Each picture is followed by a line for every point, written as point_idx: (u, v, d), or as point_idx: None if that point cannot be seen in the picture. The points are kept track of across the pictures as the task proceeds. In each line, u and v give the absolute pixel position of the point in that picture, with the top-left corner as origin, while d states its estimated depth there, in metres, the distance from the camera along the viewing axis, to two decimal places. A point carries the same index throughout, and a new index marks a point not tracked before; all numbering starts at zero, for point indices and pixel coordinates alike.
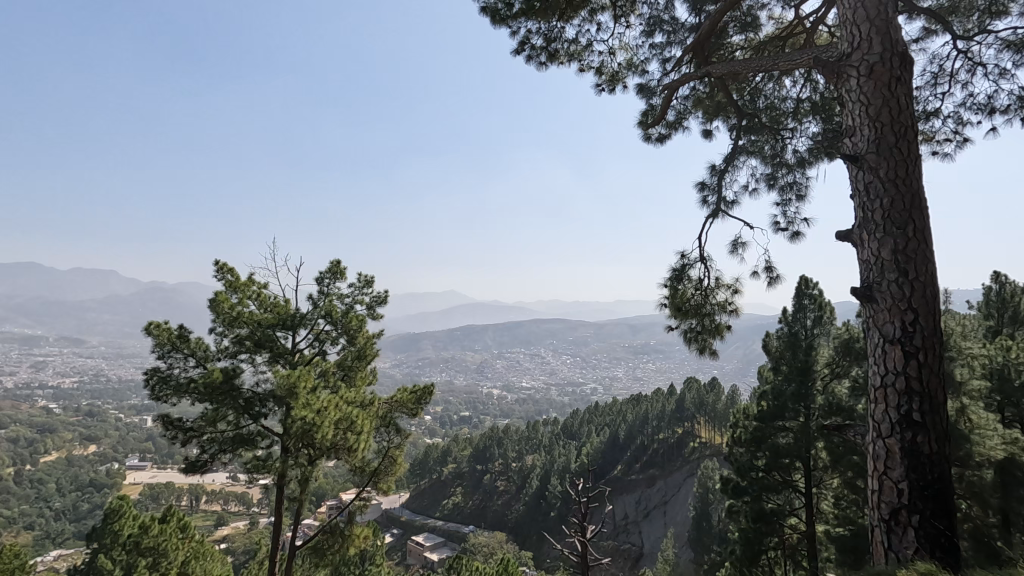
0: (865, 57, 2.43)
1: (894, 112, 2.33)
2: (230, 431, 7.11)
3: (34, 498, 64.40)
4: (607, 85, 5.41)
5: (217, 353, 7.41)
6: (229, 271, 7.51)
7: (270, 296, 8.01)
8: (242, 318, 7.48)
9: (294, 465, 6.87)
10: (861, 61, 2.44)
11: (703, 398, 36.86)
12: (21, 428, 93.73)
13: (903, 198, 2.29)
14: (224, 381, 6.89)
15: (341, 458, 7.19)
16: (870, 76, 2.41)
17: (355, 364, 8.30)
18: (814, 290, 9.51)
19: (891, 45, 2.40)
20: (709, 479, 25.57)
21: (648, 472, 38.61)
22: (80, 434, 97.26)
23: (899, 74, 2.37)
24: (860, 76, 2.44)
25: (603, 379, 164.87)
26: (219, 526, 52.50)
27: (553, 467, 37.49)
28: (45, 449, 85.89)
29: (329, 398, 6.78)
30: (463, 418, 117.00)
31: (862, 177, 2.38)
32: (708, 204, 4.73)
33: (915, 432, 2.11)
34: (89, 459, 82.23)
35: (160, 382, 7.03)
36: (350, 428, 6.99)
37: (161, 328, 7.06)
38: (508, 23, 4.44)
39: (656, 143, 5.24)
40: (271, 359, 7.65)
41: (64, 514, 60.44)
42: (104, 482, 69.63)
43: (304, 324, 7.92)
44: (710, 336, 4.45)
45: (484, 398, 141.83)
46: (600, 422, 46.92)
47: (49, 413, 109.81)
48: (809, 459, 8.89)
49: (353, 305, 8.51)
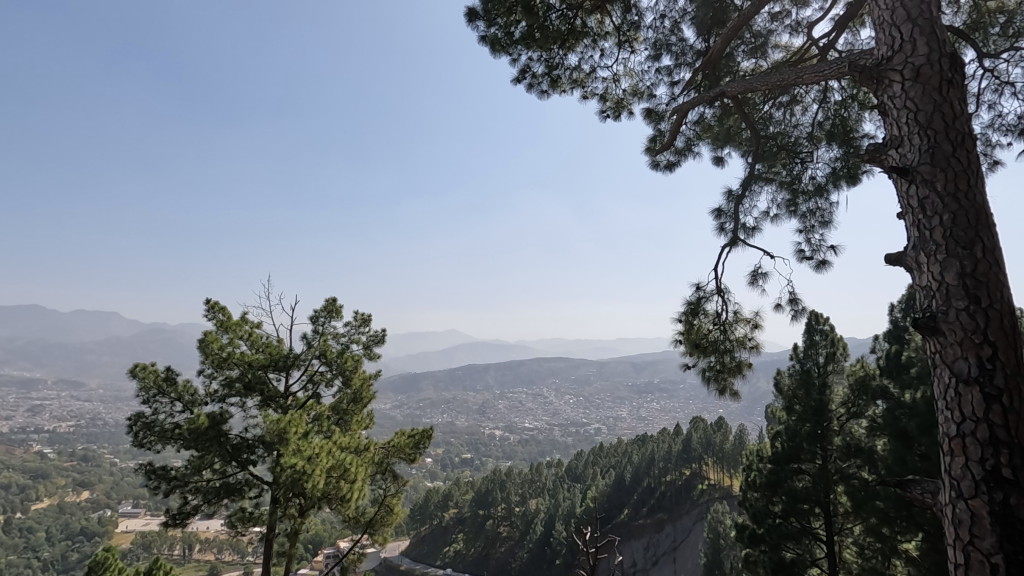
0: (908, 59, 2.28)
1: (948, 117, 2.14)
2: (217, 480, 6.87)
3: (23, 548, 62.36)
4: (611, 112, 5.32)
5: (205, 397, 7.10)
6: (221, 310, 7.28)
7: (262, 336, 7.77)
8: (232, 359, 7.22)
9: (283, 517, 6.50)
10: (904, 64, 2.29)
11: (711, 438, 36.09)
12: (14, 474, 91.61)
13: (968, 213, 2.07)
14: (211, 427, 6.55)
15: (334, 508, 6.80)
16: (915, 80, 2.25)
17: (350, 407, 7.93)
18: (825, 326, 9.17)
19: (937, 47, 2.24)
20: (719, 523, 24.67)
21: (656, 517, 37.16)
22: (73, 479, 95.12)
23: (951, 77, 2.19)
24: (904, 80, 2.28)
25: (608, 418, 162.65)
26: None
27: (558, 512, 36.22)
28: (37, 496, 83.61)
29: (322, 444, 6.41)
30: (465, 459, 114.63)
31: (916, 193, 2.18)
32: (725, 232, 4.58)
33: (1008, 493, 1.80)
34: (81, 506, 80.08)
35: (143, 429, 6.71)
36: (343, 476, 6.61)
37: (148, 370, 6.79)
38: (507, 51, 4.36)
39: (665, 170, 5.12)
40: (262, 402, 7.33)
41: (52, 565, 58.42)
42: (96, 530, 67.55)
43: (298, 365, 7.63)
44: (730, 374, 4.17)
45: (486, 438, 139.44)
46: (605, 464, 45.68)
47: (43, 457, 107.79)
48: (829, 504, 8.41)
49: (349, 344, 8.26)
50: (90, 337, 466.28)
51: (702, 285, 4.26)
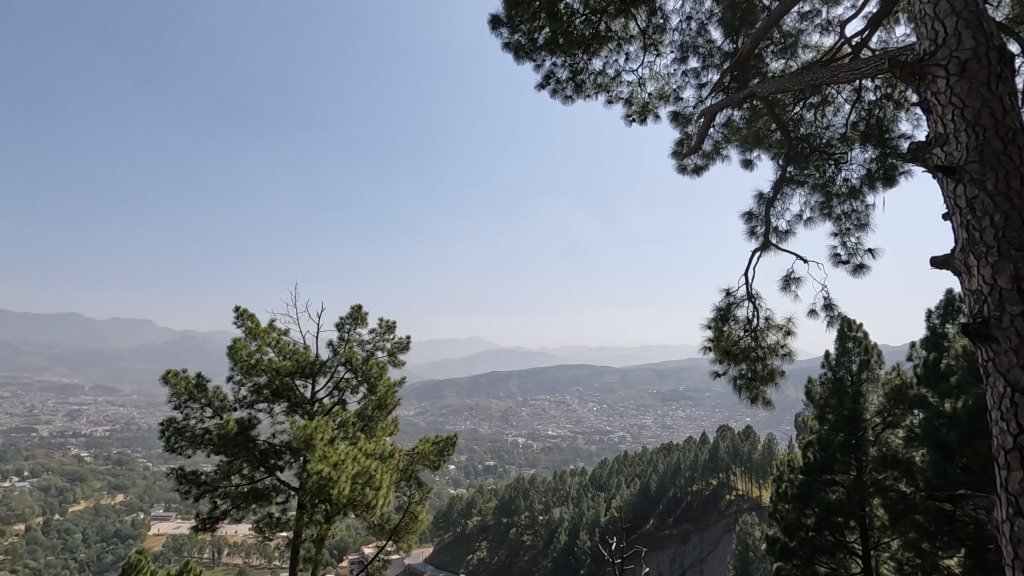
0: (953, 53, 2.20)
1: (1001, 112, 2.04)
2: (245, 485, 6.97)
3: (60, 548, 64.20)
4: (637, 117, 5.29)
5: (235, 403, 7.24)
6: (250, 317, 7.44)
7: (289, 343, 7.90)
8: (260, 366, 7.36)
9: (310, 522, 6.58)
10: (949, 59, 2.20)
11: (738, 447, 35.40)
12: (53, 477, 94.66)
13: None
14: (239, 433, 6.64)
15: (360, 514, 6.84)
16: (962, 74, 2.16)
17: (374, 414, 7.97)
18: (858, 332, 8.88)
19: (985, 40, 2.15)
20: (749, 534, 24.09)
21: (682, 527, 36.48)
22: (108, 483, 97.65)
23: (1000, 71, 2.09)
24: (950, 74, 2.20)
25: (632, 426, 161.02)
26: None
27: (583, 521, 35.81)
28: (74, 498, 86.16)
29: (347, 451, 6.46)
30: (488, 467, 114.38)
31: (966, 193, 2.09)
32: (756, 235, 4.49)
33: None
34: (116, 509, 82.29)
35: (175, 434, 6.84)
36: (368, 483, 6.65)
37: (179, 376, 6.93)
38: (531, 58, 4.37)
39: (692, 174, 5.06)
40: (289, 409, 7.40)
41: (88, 566, 60.11)
42: (129, 532, 69.35)
43: (323, 372, 7.72)
44: (762, 383, 4.05)
45: (509, 446, 139.16)
46: (630, 473, 45.11)
47: (80, 461, 111.15)
48: (865, 517, 8.11)
49: (374, 351, 8.33)
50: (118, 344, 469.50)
51: (732, 291, 4.18)
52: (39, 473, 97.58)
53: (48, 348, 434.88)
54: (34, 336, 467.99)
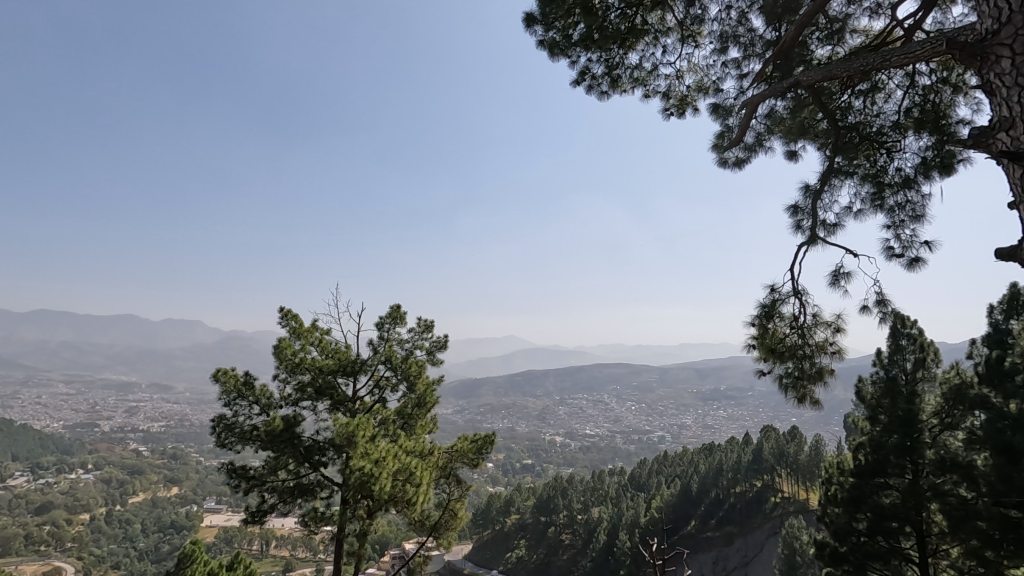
0: (1016, 33, 2.07)
1: None
2: (290, 481, 7.19)
3: (122, 537, 67.75)
4: (675, 111, 5.20)
5: (280, 401, 7.47)
6: (294, 317, 7.66)
7: (331, 342, 8.09)
8: (304, 365, 7.59)
9: (353, 517, 6.76)
10: (1012, 38, 2.08)
11: (784, 448, 34.33)
12: (114, 469, 100.21)
13: None
14: (285, 430, 6.91)
15: (400, 510, 6.95)
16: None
17: (414, 412, 8.08)
18: (912, 329, 8.48)
19: None
20: (796, 539, 23.30)
21: (725, 530, 35.65)
22: (164, 476, 102.46)
23: None
24: (1015, 55, 2.07)
25: (672, 426, 158.44)
26: (287, 573, 52.89)
27: (622, 521, 35.39)
28: (134, 490, 90.90)
29: (388, 448, 6.57)
30: (526, 465, 114.56)
31: None
32: (802, 229, 4.34)
33: None
34: (171, 501, 86.35)
35: (225, 430, 7.14)
36: (410, 480, 6.78)
37: (228, 374, 7.17)
38: (566, 54, 4.37)
39: (733, 168, 4.94)
40: (331, 406, 7.59)
41: (146, 555, 63.34)
42: (184, 524, 72.64)
43: (364, 370, 7.89)
44: (810, 382, 3.93)
45: (547, 444, 139.02)
46: (670, 473, 44.38)
47: (139, 455, 117.17)
48: (922, 523, 7.72)
49: (413, 350, 8.45)
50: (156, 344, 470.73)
51: (777, 287, 4.07)
52: (102, 466, 103.40)
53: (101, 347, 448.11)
54: (94, 336, 467.67)
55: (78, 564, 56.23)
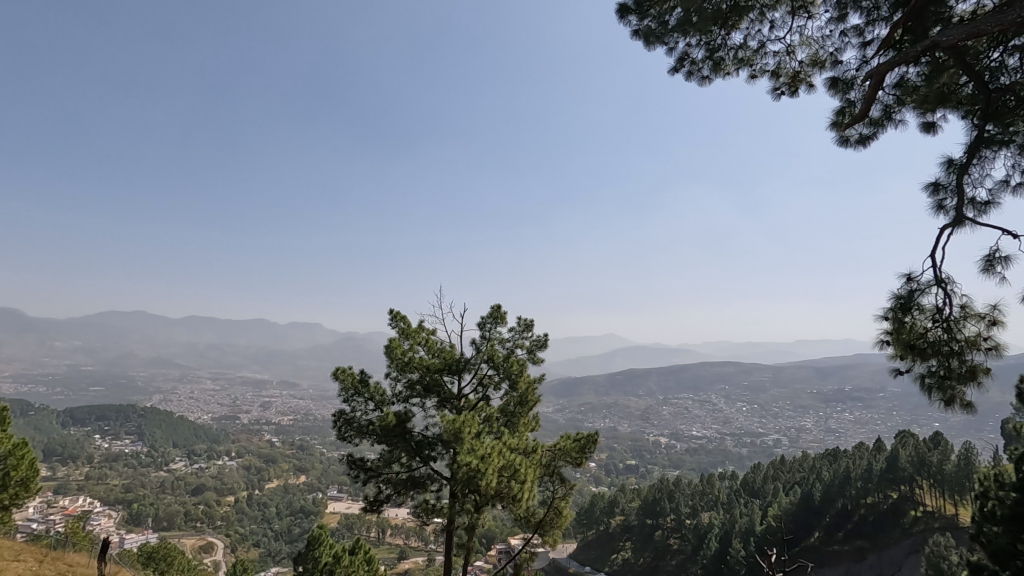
0: None
1: None
2: (404, 473, 7.67)
3: (261, 518, 75.76)
4: (787, 89, 4.84)
5: (393, 397, 7.93)
6: (402, 319, 8.14)
7: (438, 341, 8.51)
8: (413, 363, 8.03)
9: (462, 510, 7.07)
10: None
11: (924, 457, 30.77)
12: (253, 458, 112.21)
13: None
14: (397, 425, 7.37)
15: (506, 507, 7.08)
16: None
17: (517, 410, 8.20)
18: None
19: None
20: (942, 558, 20.83)
21: (855, 544, 32.61)
22: (294, 465, 112.93)
23: None
24: None
25: (789, 430, 147.37)
26: (402, 560, 56.08)
27: (735, 529, 33.57)
28: (269, 476, 101.19)
29: (493, 445, 6.73)
30: (630, 466, 112.11)
31: None
32: (946, 208, 3.86)
33: None
34: (301, 489, 94.95)
35: (346, 425, 7.75)
36: (514, 476, 6.88)
37: (347, 373, 7.81)
38: (663, 41, 4.29)
39: (855, 146, 4.53)
40: (439, 404, 7.93)
41: (281, 535, 70.18)
42: (311, 509, 79.49)
43: (468, 369, 8.12)
44: (960, 385, 3.45)
45: (651, 445, 135.30)
46: (789, 480, 41.36)
47: (272, 445, 129.99)
48: None
49: (514, 349, 8.59)
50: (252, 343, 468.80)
51: (915, 277, 3.68)
52: (242, 454, 116.05)
53: (218, 344, 465.99)
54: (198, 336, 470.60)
55: (226, 540, 63.62)
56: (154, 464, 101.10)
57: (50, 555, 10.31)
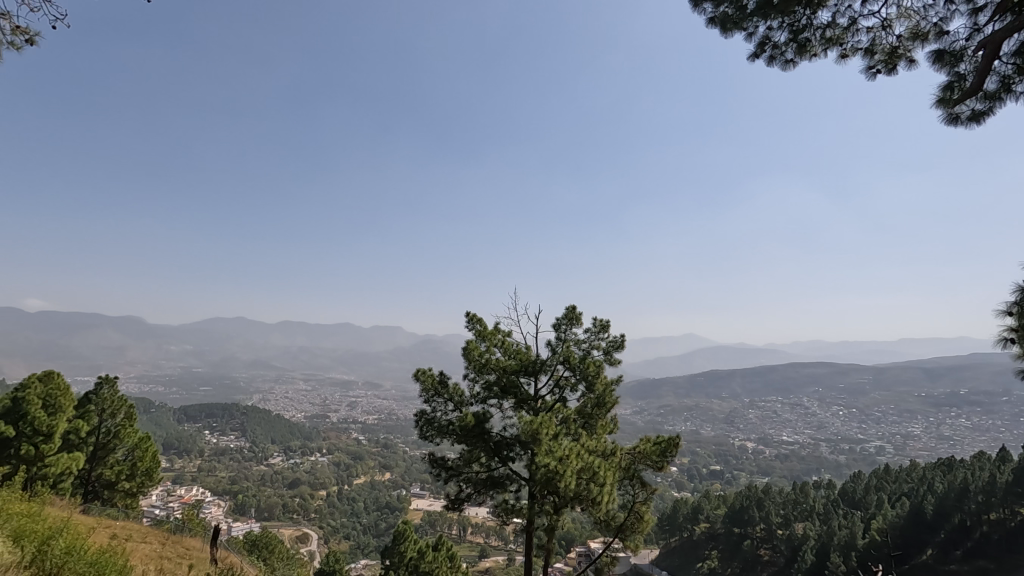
0: None
1: None
2: (483, 473, 7.81)
3: (350, 512, 79.77)
4: (884, 67, 4.47)
5: (470, 399, 8.12)
6: (478, 321, 8.29)
7: (513, 343, 8.58)
8: (489, 365, 8.16)
9: (541, 512, 7.07)
10: None
11: None
12: (342, 454, 118.46)
13: None
14: (476, 425, 7.52)
15: (586, 509, 7.03)
16: None
17: (594, 412, 8.09)
18: None
19: None
20: None
21: (976, 565, 29.49)
22: (379, 462, 118.00)
23: None
24: None
25: (894, 436, 135.29)
26: (482, 558, 57.06)
27: (832, 541, 31.31)
28: (357, 472, 106.37)
29: (571, 447, 6.70)
30: (714, 471, 107.52)
31: None
32: None
33: None
34: (386, 485, 99.07)
35: (427, 424, 8.05)
36: (593, 479, 6.79)
37: (427, 374, 8.08)
38: (741, 27, 4.19)
39: (965, 125, 4.13)
40: (516, 405, 8.01)
41: (369, 529, 73.41)
42: (396, 505, 82.71)
43: (544, 371, 8.16)
44: None
45: (736, 450, 129.10)
46: (895, 491, 38.02)
47: (359, 443, 136.65)
48: None
49: (590, 350, 8.51)
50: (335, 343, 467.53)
51: None
52: (332, 451, 122.76)
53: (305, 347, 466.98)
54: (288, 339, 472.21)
55: (319, 532, 67.40)
56: (256, 459, 109.24)
57: (171, 538, 11.47)
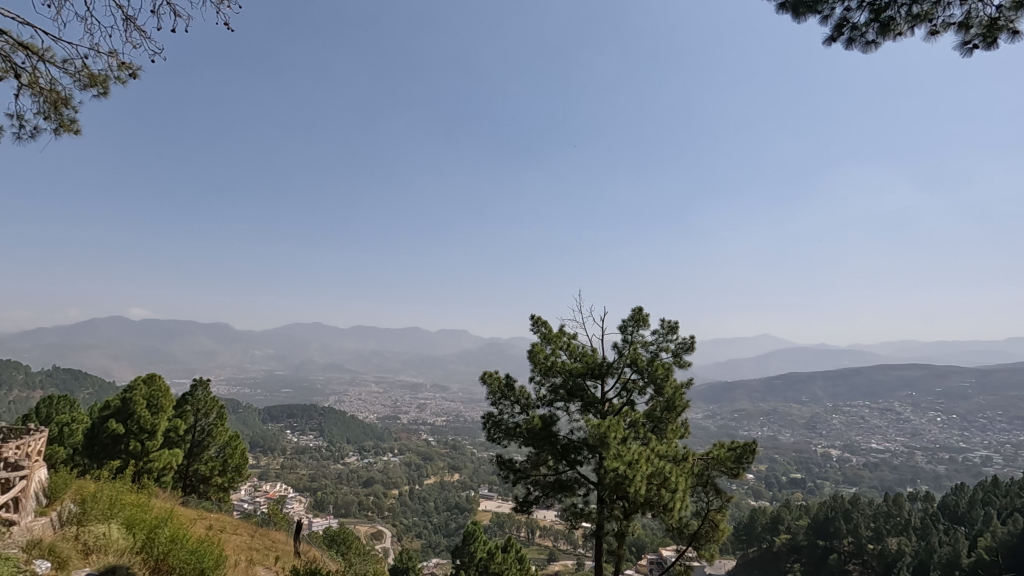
0: None
1: None
2: (552, 476, 7.79)
3: (421, 512, 81.93)
4: (982, 41, 4.09)
5: (537, 401, 8.19)
6: (544, 324, 8.30)
7: (579, 345, 8.53)
8: (555, 367, 8.13)
9: (610, 516, 6.98)
10: None
11: None
12: (413, 455, 121.90)
13: None
14: (543, 428, 7.52)
15: (658, 516, 6.83)
16: None
17: (664, 416, 7.84)
18: None
19: None
20: None
21: None
22: (448, 463, 120.41)
23: None
24: None
25: (1003, 445, 122.73)
26: (552, 562, 56.96)
27: (933, 559, 28.89)
28: (427, 473, 109.03)
29: (640, 451, 6.57)
30: (794, 480, 101.64)
31: None
32: None
33: None
34: (455, 486, 101.01)
35: (494, 426, 8.18)
36: (664, 484, 6.58)
37: (494, 377, 8.23)
38: (817, 10, 3.99)
39: None
40: (583, 408, 7.95)
41: (440, 529, 74.96)
42: (465, 506, 84.06)
43: (611, 373, 8.04)
44: None
45: (819, 458, 121.70)
46: (1007, 506, 34.56)
47: (428, 444, 140.12)
48: None
49: (658, 352, 8.30)
50: (402, 347, 466.83)
51: None
52: (403, 452, 126.56)
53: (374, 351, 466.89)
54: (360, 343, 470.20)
55: (393, 530, 69.64)
56: (333, 457, 114.57)
57: (259, 531, 12.22)
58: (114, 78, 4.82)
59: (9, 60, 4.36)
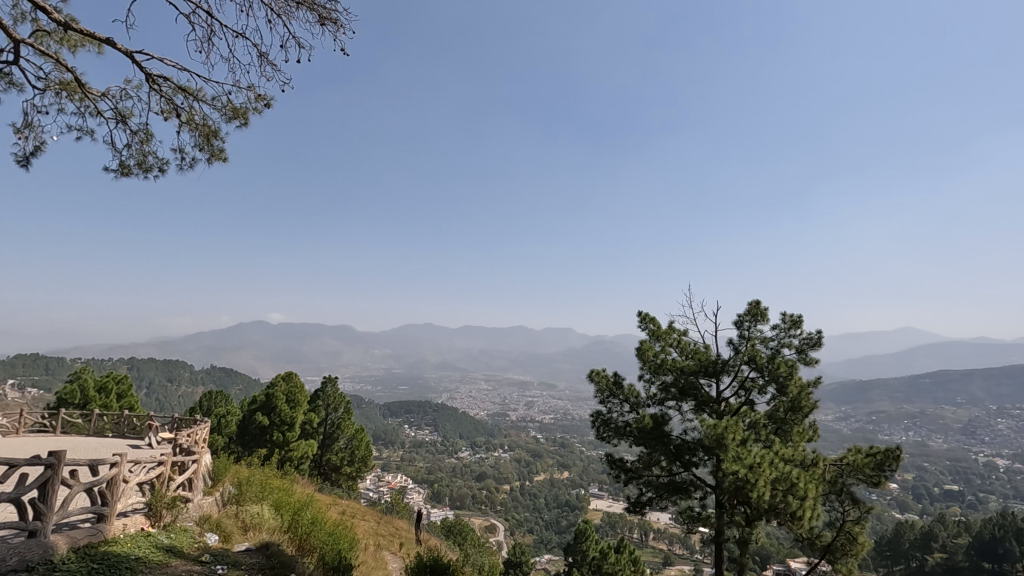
0: None
1: None
2: (665, 478, 7.55)
3: (532, 508, 83.39)
4: None
5: (647, 400, 8.01)
6: (651, 321, 8.06)
7: (690, 343, 8.19)
8: (665, 365, 7.87)
9: (731, 523, 6.64)
10: None
11: None
12: (522, 452, 124.07)
13: None
14: (654, 428, 7.38)
15: (784, 524, 6.36)
16: None
17: (788, 417, 7.29)
18: None
19: None
20: None
21: None
22: (557, 461, 120.73)
23: None
24: None
25: None
26: (667, 566, 55.34)
27: None
28: (537, 469, 110.31)
29: (762, 454, 6.15)
30: (949, 492, 89.49)
31: None
32: None
33: None
34: (565, 483, 101.69)
35: (603, 424, 8.11)
36: (792, 491, 6.10)
37: (602, 375, 8.16)
38: None
39: None
40: (697, 407, 7.63)
41: (550, 525, 75.69)
42: (575, 504, 84.07)
43: (727, 371, 7.62)
44: None
45: (980, 469, 106.09)
46: None
47: (537, 441, 141.68)
48: None
49: (780, 349, 7.72)
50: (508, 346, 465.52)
51: None
52: (513, 448, 129.14)
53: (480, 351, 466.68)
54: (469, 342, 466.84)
55: (506, 524, 71.63)
56: (448, 452, 120.05)
57: (384, 518, 13.11)
58: (253, 108, 5.42)
59: (173, 101, 5.07)
